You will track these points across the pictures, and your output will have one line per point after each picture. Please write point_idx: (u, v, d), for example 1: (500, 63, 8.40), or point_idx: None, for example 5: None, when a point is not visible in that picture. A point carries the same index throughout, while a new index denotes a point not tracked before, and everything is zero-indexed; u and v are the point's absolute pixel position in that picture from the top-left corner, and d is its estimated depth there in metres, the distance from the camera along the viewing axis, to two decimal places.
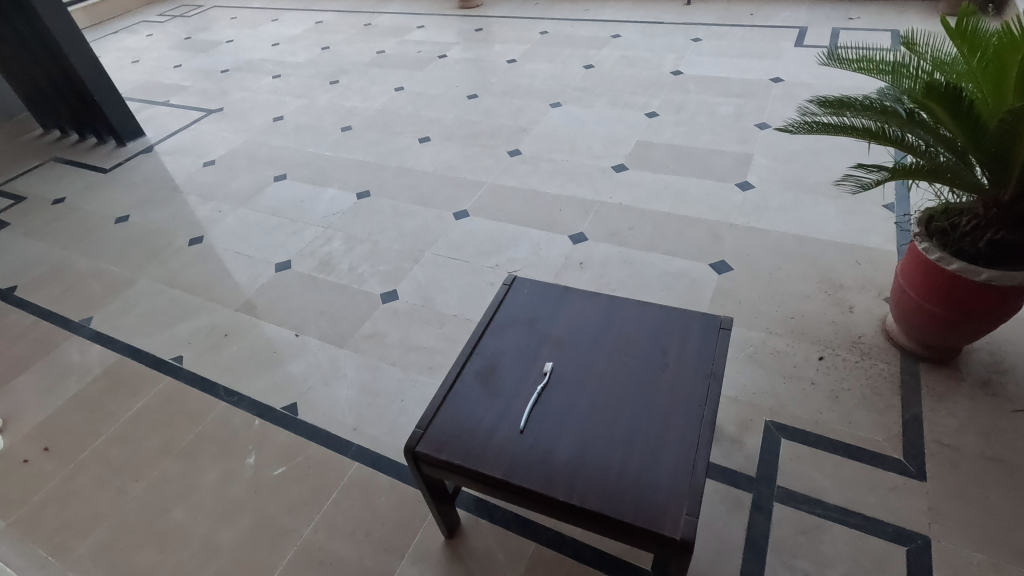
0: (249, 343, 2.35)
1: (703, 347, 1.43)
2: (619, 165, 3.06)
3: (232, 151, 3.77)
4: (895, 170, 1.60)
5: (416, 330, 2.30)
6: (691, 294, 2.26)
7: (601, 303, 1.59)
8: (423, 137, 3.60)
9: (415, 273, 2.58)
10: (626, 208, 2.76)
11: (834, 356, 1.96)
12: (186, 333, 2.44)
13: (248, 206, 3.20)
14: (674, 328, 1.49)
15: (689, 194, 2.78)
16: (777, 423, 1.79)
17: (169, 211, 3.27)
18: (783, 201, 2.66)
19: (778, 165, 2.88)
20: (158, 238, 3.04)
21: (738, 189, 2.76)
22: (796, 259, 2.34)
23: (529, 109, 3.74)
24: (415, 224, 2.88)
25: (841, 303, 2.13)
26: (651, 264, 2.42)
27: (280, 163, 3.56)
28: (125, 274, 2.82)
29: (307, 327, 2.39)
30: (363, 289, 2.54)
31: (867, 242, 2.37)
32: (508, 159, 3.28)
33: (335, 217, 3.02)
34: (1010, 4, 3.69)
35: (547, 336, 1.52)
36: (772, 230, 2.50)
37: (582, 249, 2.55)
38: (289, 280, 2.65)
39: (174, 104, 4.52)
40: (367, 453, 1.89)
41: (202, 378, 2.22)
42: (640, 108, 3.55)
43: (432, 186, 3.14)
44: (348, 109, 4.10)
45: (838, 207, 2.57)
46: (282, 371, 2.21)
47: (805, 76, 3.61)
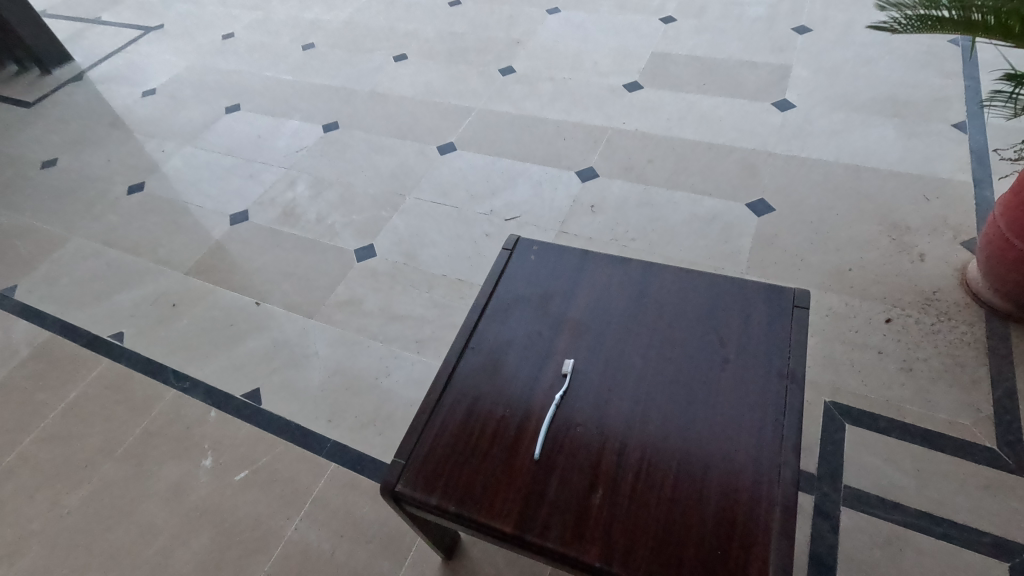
0: (202, 314, 1.99)
1: (772, 332, 1.07)
2: (632, 83, 2.58)
3: (176, 76, 3.22)
4: None
5: (398, 294, 1.94)
6: (727, 243, 1.88)
7: (630, 272, 1.22)
8: (399, 55, 3.06)
9: (395, 222, 2.18)
10: (644, 136, 2.32)
11: (903, 317, 1.62)
12: (127, 304, 2.06)
13: (198, 144, 2.72)
14: (733, 306, 1.12)
15: (718, 116, 2.34)
16: (839, 404, 1.47)
17: (105, 151, 2.78)
18: (831, 121, 2.22)
19: (823, 77, 2.42)
20: (93, 186, 2.58)
21: (776, 109, 2.31)
22: (852, 195, 1.95)
23: (523, 16, 3.18)
24: (393, 162, 2.44)
25: (910, 250, 1.77)
26: (677, 206, 2.03)
27: (233, 90, 3.03)
28: (55, 231, 2.40)
29: (271, 293, 2.01)
30: (335, 244, 2.14)
31: (936, 171, 1.97)
32: (500, 78, 2.78)
33: (299, 154, 2.56)
34: None
35: (562, 320, 1.16)
36: (821, 158, 2.09)
37: (592, 189, 2.14)
38: (247, 234, 2.24)
39: (107, 22, 3.86)
40: (346, 451, 1.58)
41: (147, 360, 1.87)
42: (654, 12, 3.00)
43: (412, 115, 2.66)
44: (309, 22, 3.49)
45: (900, 128, 2.14)
46: (242, 349, 1.86)
47: None
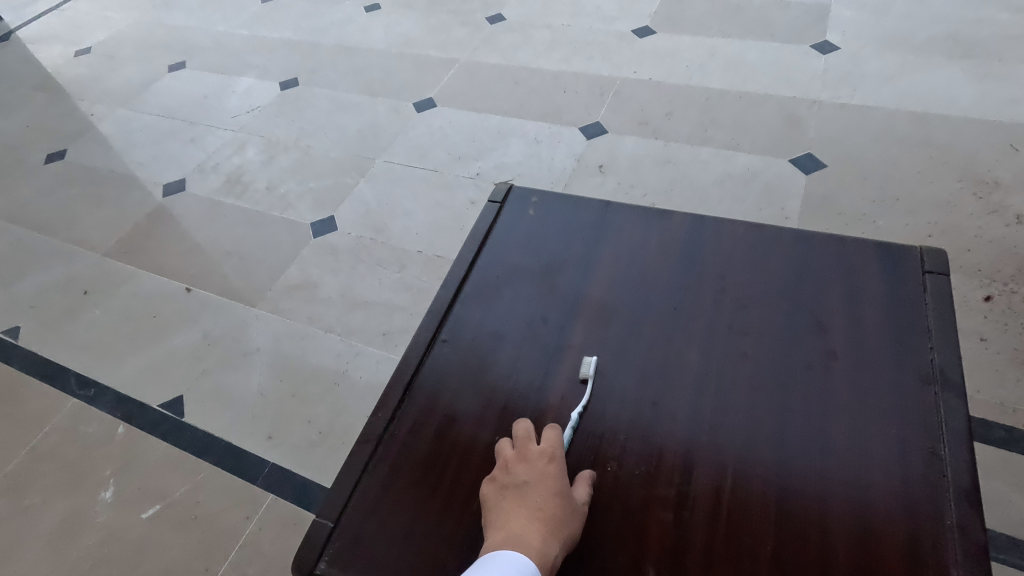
0: (120, 304, 1.60)
1: (897, 311, 0.71)
2: (642, 28, 2.20)
3: (116, 34, 2.80)
4: None
5: (362, 275, 1.56)
6: (769, 206, 1.52)
7: (672, 230, 0.85)
8: (371, 5, 2.66)
9: (362, 190, 1.80)
10: (659, 86, 1.94)
11: (1006, 295, 1.26)
12: (29, 293, 1.67)
13: (133, 106, 2.32)
14: (831, 276, 0.76)
15: (747, 61, 1.96)
16: None
17: (25, 116, 2.37)
18: (884, 64, 1.86)
19: (869, 15, 2.05)
20: (7, 155, 2.18)
21: (816, 53, 1.94)
22: (921, 148, 1.59)
23: None
24: (361, 121, 2.05)
25: (1003, 212, 1.41)
26: (704, 165, 1.66)
27: (180, 47, 2.62)
28: None
29: (206, 277, 1.63)
30: (287, 217, 1.76)
31: (1021, 117, 1.61)
32: (488, 27, 2.38)
33: (250, 116, 2.17)
34: None
35: (577, 299, 0.78)
36: (877, 106, 1.72)
37: (600, 148, 1.77)
38: (183, 207, 1.85)
39: None
40: (290, 478, 1.21)
41: (45, 361, 1.49)
42: None
43: (384, 69, 2.27)
44: None
45: (969, 69, 1.78)
46: (166, 347, 1.48)
47: None
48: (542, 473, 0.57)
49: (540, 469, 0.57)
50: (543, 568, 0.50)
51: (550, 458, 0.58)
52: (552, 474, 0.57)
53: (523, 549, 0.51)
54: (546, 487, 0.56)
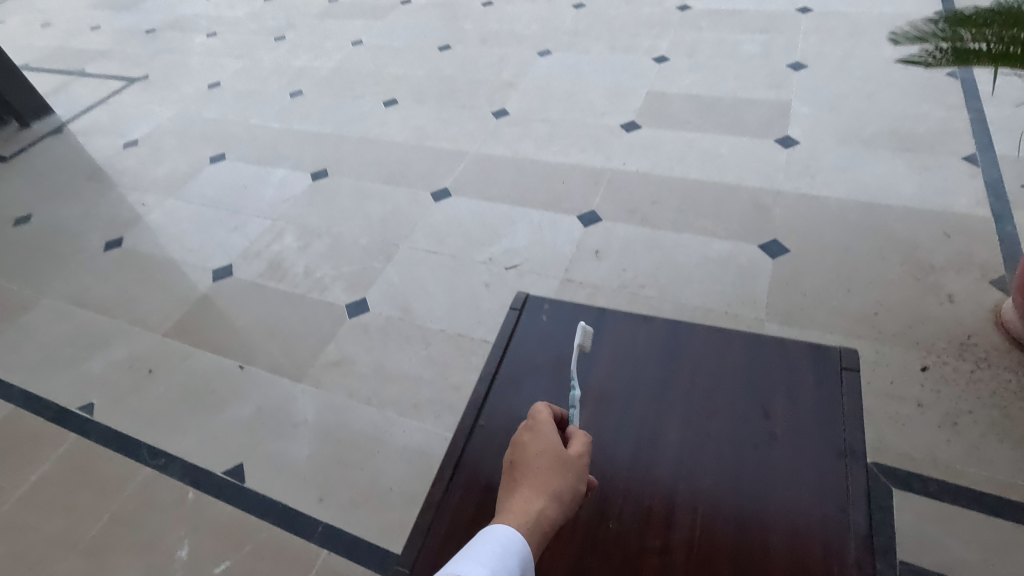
0: (180, 380, 1.83)
1: (822, 399, 0.95)
2: (629, 123, 2.52)
3: (159, 127, 3.13)
4: None
5: (393, 351, 1.80)
6: (742, 287, 1.78)
7: (655, 332, 1.10)
8: (389, 100, 3.00)
9: (389, 273, 2.06)
10: (645, 176, 2.24)
11: (940, 365, 1.50)
12: (98, 371, 1.90)
13: (179, 195, 2.61)
14: (774, 371, 1.00)
15: (721, 154, 2.27)
16: (883, 465, 1.34)
17: (82, 205, 2.65)
18: (838, 157, 2.16)
19: (824, 112, 2.37)
20: (68, 242, 2.44)
21: (779, 146, 2.25)
22: (869, 233, 1.86)
23: (514, 58, 3.14)
24: (385, 208, 2.34)
25: (937, 290, 1.67)
26: (685, 249, 1.93)
27: (219, 139, 2.94)
28: (24, 289, 2.24)
29: (255, 354, 1.87)
30: (324, 298, 2.01)
31: (952, 205, 1.89)
32: (494, 121, 2.71)
33: (286, 204, 2.45)
34: None
35: (584, 391, 1.02)
36: (831, 196, 2.01)
37: (596, 233, 2.04)
38: (230, 290, 2.11)
39: (90, 74, 3.79)
40: (339, 535, 1.41)
41: (118, 434, 1.70)
42: (646, 52, 2.98)
43: (404, 159, 2.58)
44: (297, 68, 3.45)
45: (908, 161, 2.08)
46: (224, 419, 1.70)
47: (838, 5, 3.08)
48: (526, 444, 0.69)
49: (525, 443, 0.70)
50: (535, 511, 0.61)
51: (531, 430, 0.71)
52: (536, 441, 0.69)
53: (518, 504, 0.62)
54: (531, 454, 0.68)
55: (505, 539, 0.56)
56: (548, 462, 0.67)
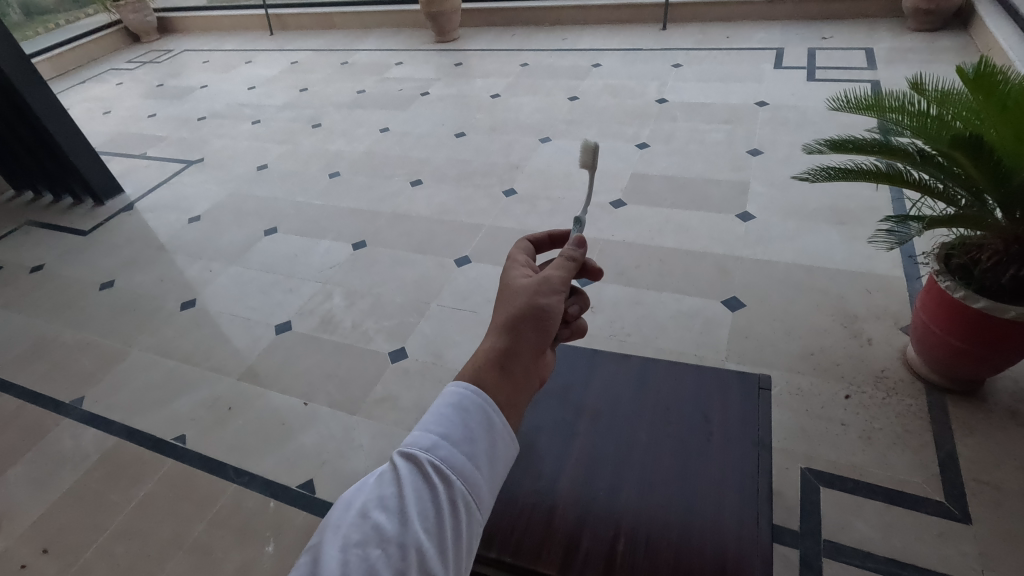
0: (255, 415, 2.24)
1: (745, 410, 1.38)
2: (617, 200, 3.04)
3: (217, 204, 3.67)
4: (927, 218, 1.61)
5: (429, 390, 2.23)
6: (708, 335, 2.23)
7: (631, 367, 1.54)
8: (415, 180, 3.55)
9: (422, 327, 2.51)
10: (630, 245, 2.74)
11: (860, 394, 1.93)
12: (186, 409, 2.32)
13: (241, 263, 3.10)
14: (714, 392, 1.44)
15: (692, 226, 2.78)
16: (814, 470, 1.75)
17: (157, 272, 3.14)
18: (786, 229, 2.66)
19: (776, 191, 2.90)
20: (149, 303, 2.91)
21: (739, 220, 2.76)
22: (809, 291, 2.33)
23: (519, 144, 3.73)
24: (416, 273, 2.82)
25: (860, 336, 2.12)
26: (663, 304, 2.40)
27: (270, 214, 3.47)
28: (116, 344, 2.69)
29: (316, 394, 2.29)
30: (370, 348, 2.46)
31: (875, 268, 2.37)
32: (504, 198, 3.24)
33: (332, 270, 2.94)
34: (985, 34, 3.96)
35: (582, 407, 1.45)
36: (780, 261, 2.50)
37: (591, 292, 2.51)
38: (291, 342, 2.55)
39: (152, 156, 4.39)
40: None
41: (208, 459, 2.10)
42: (630, 139, 3.56)
43: (430, 231, 3.09)
44: (334, 152, 4.04)
45: (841, 232, 2.58)
46: (294, 445, 2.11)
47: (789, 100, 3.70)
48: (505, 297, 0.72)
49: (507, 296, 0.72)
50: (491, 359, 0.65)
51: (511, 287, 0.73)
52: (515, 294, 0.72)
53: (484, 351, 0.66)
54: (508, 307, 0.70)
55: (451, 386, 0.61)
56: (509, 297, 0.72)
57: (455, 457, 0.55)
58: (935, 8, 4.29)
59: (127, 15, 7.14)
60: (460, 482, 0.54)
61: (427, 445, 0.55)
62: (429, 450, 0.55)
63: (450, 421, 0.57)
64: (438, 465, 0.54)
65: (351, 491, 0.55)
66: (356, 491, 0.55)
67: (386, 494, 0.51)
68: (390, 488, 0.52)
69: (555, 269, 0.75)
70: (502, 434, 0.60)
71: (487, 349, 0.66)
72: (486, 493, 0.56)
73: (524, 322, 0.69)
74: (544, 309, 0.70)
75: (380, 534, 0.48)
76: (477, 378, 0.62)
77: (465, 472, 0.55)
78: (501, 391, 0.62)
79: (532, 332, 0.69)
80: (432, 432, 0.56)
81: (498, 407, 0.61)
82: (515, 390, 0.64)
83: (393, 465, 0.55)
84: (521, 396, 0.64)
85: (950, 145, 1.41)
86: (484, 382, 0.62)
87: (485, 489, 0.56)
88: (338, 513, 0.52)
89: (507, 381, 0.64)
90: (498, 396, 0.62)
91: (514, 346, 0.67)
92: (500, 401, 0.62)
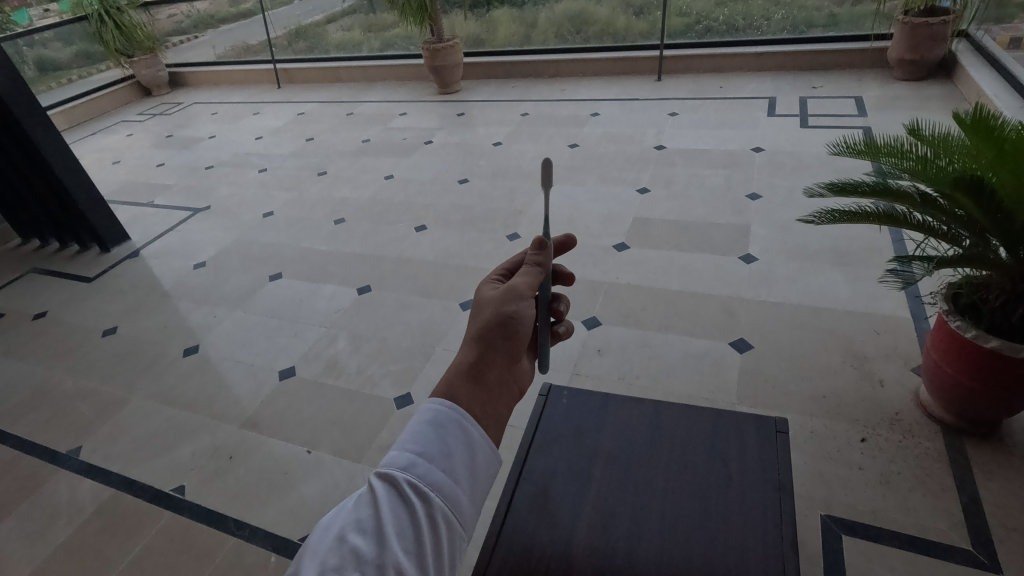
0: (257, 464, 2.19)
1: (763, 453, 1.36)
2: (620, 243, 3.08)
3: (223, 250, 3.70)
4: (932, 258, 1.63)
5: None
6: (718, 377, 2.20)
7: (645, 410, 1.52)
8: (419, 225, 3.60)
9: (428, 371, 2.49)
10: (635, 287, 2.75)
11: (875, 436, 1.90)
12: (186, 458, 2.26)
13: (245, 308, 3.09)
14: (730, 436, 1.41)
15: (696, 268, 2.80)
16: (834, 517, 1.69)
17: (161, 318, 3.13)
18: (790, 270, 2.68)
19: (777, 233, 2.94)
20: (152, 350, 2.89)
21: (742, 262, 2.78)
22: (816, 332, 2.33)
23: (522, 190, 3.80)
24: (422, 317, 2.82)
25: (871, 377, 2.11)
26: (671, 346, 2.39)
27: (276, 260, 3.49)
28: (116, 391, 2.65)
29: (320, 441, 2.25)
30: (375, 393, 2.43)
31: (881, 308, 2.38)
32: (508, 242, 3.28)
33: (337, 314, 2.93)
34: (970, 83, 4.11)
35: (595, 452, 1.42)
36: (785, 302, 2.50)
37: (598, 334, 2.50)
38: (295, 388, 2.52)
39: (160, 204, 4.45)
40: None
41: (207, 510, 2.04)
42: (631, 184, 3.63)
43: (435, 275, 3.11)
44: (339, 199, 4.11)
45: (845, 273, 2.60)
46: (296, 495, 2.05)
47: (784, 146, 3.81)
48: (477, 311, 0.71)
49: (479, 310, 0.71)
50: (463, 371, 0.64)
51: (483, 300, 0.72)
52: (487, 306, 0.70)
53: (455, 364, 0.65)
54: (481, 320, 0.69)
55: (427, 403, 0.60)
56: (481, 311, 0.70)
57: (432, 474, 0.55)
58: (919, 59, 4.46)
59: (141, 70, 7.39)
60: (439, 498, 0.54)
61: (403, 464, 0.55)
62: (406, 469, 0.54)
63: (426, 438, 0.57)
64: (415, 482, 0.54)
65: (333, 513, 0.56)
66: (336, 514, 0.55)
67: (363, 516, 0.52)
68: (367, 510, 0.53)
69: (521, 279, 0.74)
70: (481, 445, 0.59)
71: (458, 363, 0.65)
72: (467, 506, 0.56)
73: (493, 333, 0.67)
74: (512, 319, 0.69)
75: (357, 556, 0.49)
76: (450, 391, 0.61)
77: (444, 488, 0.54)
78: (474, 403, 0.62)
79: (502, 343, 0.67)
80: (409, 450, 0.56)
81: (474, 418, 0.61)
82: (491, 399, 0.63)
83: (371, 486, 0.55)
84: (497, 405, 0.64)
85: (951, 188, 1.44)
86: (458, 395, 0.61)
87: (466, 502, 0.56)
88: (319, 535, 0.53)
89: (481, 391, 0.63)
90: (473, 407, 0.61)
91: (486, 357, 0.66)
92: (475, 411, 0.61)
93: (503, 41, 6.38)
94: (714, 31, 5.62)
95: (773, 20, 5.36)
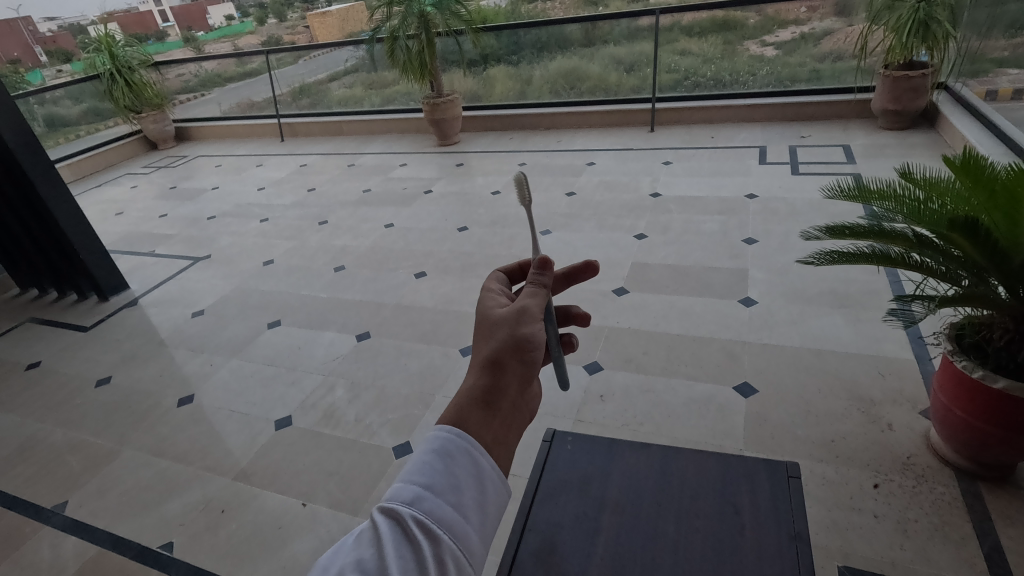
0: (250, 518, 2.11)
1: (776, 499, 1.31)
2: (619, 288, 3.09)
3: (222, 298, 3.70)
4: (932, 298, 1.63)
5: None
6: (724, 422, 2.16)
7: (653, 455, 1.48)
8: (419, 272, 3.61)
9: (427, 419, 2.44)
10: (636, 332, 2.74)
11: (889, 482, 1.85)
12: (176, 512, 2.18)
13: (243, 356, 3.06)
14: (741, 481, 1.37)
15: (696, 312, 2.80)
16: (852, 568, 1.62)
17: (157, 367, 3.09)
18: (790, 313, 2.68)
19: (775, 277, 2.96)
20: (145, 400, 2.83)
21: (742, 305, 2.79)
22: (821, 375, 2.31)
23: (520, 237, 3.85)
24: (421, 364, 2.79)
25: (879, 421, 2.07)
26: (674, 391, 2.35)
27: (275, 307, 3.48)
28: (107, 444, 2.58)
29: (316, 493, 2.17)
30: (373, 442, 2.37)
31: (884, 351, 2.37)
32: None
33: (335, 362, 2.90)
34: (953, 132, 4.25)
35: (603, 501, 1.37)
36: (787, 345, 2.49)
37: (599, 380, 2.47)
38: (291, 437, 2.46)
39: (161, 254, 4.48)
40: None
41: (196, 569, 1.95)
42: (628, 230, 3.68)
43: (434, 322, 3.09)
44: (340, 247, 4.14)
45: (845, 316, 2.60)
46: (290, 551, 1.96)
47: (776, 192, 3.89)
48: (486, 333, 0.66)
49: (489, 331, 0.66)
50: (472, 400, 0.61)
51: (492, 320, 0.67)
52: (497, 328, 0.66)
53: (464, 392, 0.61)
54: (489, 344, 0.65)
55: (433, 432, 0.58)
56: (488, 333, 0.66)
57: (439, 508, 0.52)
58: (902, 110, 4.63)
59: (148, 125, 7.56)
60: (448, 536, 0.51)
61: (409, 498, 0.53)
62: (412, 503, 0.52)
63: (433, 470, 0.55)
64: (422, 518, 0.51)
65: (331, 553, 0.53)
66: (335, 554, 0.52)
67: (364, 556, 0.49)
68: (369, 550, 0.50)
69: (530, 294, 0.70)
70: (490, 477, 0.57)
71: (468, 389, 0.61)
72: (477, 545, 0.53)
73: (505, 358, 0.63)
74: (526, 341, 0.65)
75: None
76: (459, 418, 0.59)
77: (452, 524, 0.52)
78: (485, 430, 0.59)
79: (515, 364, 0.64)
80: (414, 483, 0.54)
81: (484, 448, 0.58)
82: (504, 424, 0.61)
83: (374, 523, 0.52)
84: (511, 432, 0.61)
85: (948, 228, 1.46)
86: (468, 422, 0.59)
87: (475, 540, 0.53)
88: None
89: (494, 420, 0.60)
90: (484, 437, 0.59)
91: (498, 381, 0.62)
92: (486, 440, 0.59)
93: (501, 96, 6.61)
94: (702, 86, 5.84)
95: (759, 75, 5.59)
